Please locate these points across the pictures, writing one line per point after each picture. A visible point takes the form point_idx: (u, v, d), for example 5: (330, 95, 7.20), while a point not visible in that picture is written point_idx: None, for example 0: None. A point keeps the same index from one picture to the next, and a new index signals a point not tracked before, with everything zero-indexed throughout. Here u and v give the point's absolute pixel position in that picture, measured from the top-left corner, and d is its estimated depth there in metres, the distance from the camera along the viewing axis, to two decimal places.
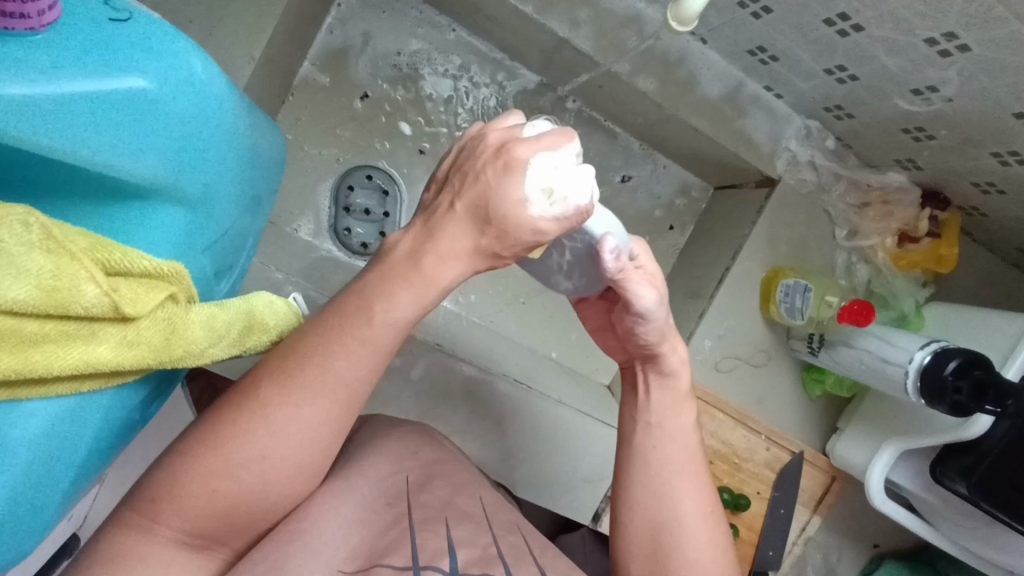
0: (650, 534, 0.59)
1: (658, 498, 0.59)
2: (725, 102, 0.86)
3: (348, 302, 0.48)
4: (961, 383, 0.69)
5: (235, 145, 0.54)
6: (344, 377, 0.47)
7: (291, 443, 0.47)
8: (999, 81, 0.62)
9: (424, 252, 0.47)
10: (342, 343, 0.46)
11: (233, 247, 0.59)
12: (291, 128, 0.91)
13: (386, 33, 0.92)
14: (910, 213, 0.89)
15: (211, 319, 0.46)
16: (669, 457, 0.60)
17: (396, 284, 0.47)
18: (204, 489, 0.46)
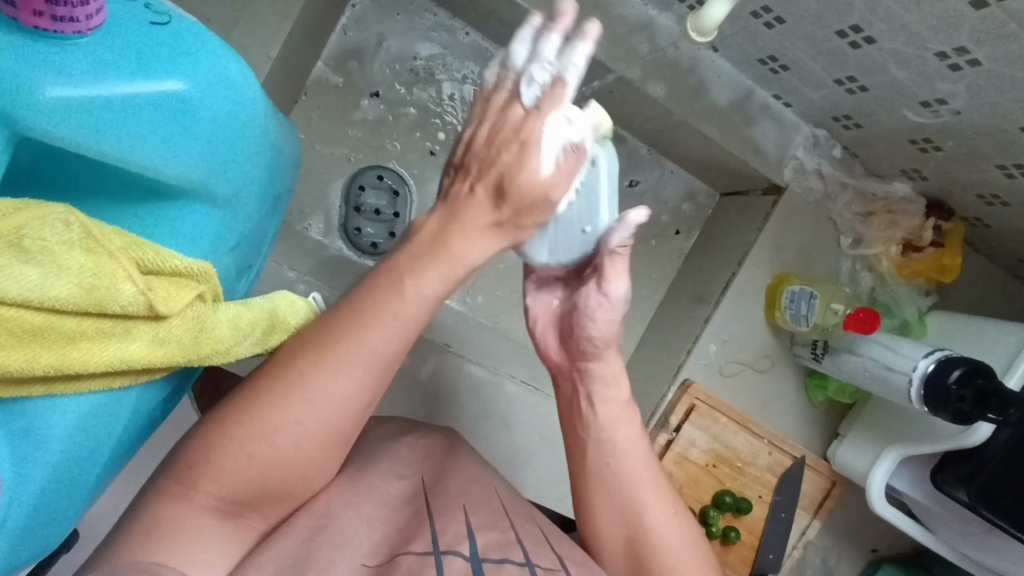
0: (623, 546, 0.62)
1: (624, 511, 0.61)
2: (734, 109, 0.87)
3: (381, 279, 0.52)
4: (965, 392, 0.70)
5: (266, 147, 0.55)
6: (374, 347, 0.50)
7: (326, 409, 0.49)
8: (1008, 95, 0.63)
9: (449, 234, 0.53)
10: (376, 317, 0.50)
11: (254, 247, 0.60)
12: (303, 127, 0.92)
13: (400, 35, 0.93)
14: (916, 223, 0.91)
15: (237, 317, 0.49)
16: (628, 469, 0.62)
17: (426, 262, 0.52)
18: (240, 458, 0.48)
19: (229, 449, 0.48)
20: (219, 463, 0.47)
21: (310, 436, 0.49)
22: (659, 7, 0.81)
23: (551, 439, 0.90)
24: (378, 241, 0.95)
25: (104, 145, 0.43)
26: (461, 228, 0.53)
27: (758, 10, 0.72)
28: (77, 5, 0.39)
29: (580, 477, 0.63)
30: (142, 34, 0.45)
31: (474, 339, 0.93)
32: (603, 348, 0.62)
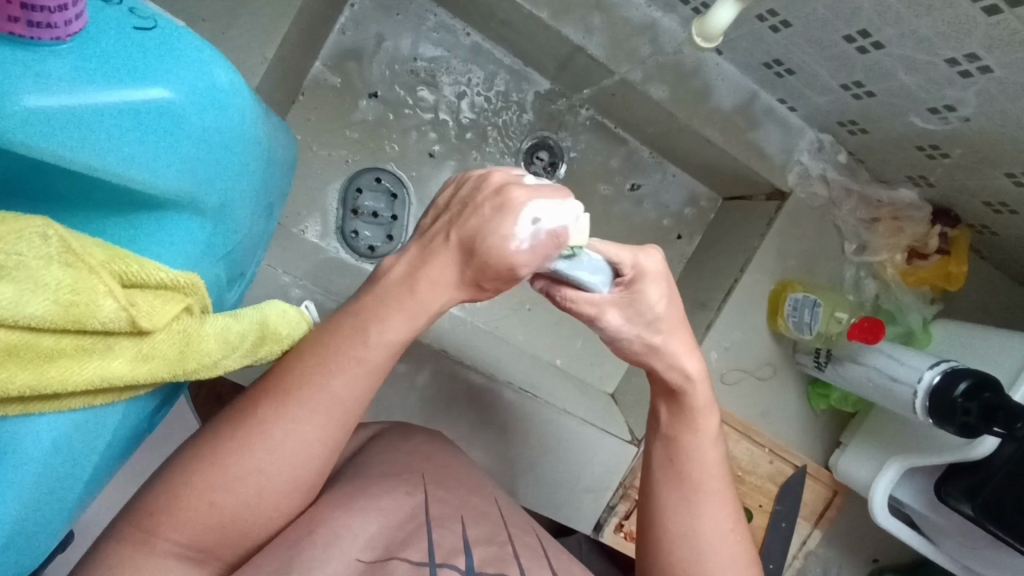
0: (670, 547, 0.59)
1: (685, 518, 0.59)
2: (739, 113, 0.86)
3: (345, 321, 0.50)
4: (972, 406, 0.69)
5: (258, 153, 0.53)
6: (338, 391, 0.48)
7: (289, 457, 0.48)
8: (1019, 103, 0.61)
9: (417, 278, 0.50)
10: (342, 356, 0.49)
11: (249, 254, 0.59)
12: (300, 128, 0.90)
13: (399, 35, 0.92)
14: (921, 230, 0.89)
15: (224, 330, 0.47)
16: (700, 473, 0.60)
17: (389, 307, 0.50)
18: (202, 506, 0.46)
19: (191, 498, 0.46)
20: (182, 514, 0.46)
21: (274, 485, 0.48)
22: (663, 9, 0.80)
23: (550, 446, 0.90)
24: (375, 244, 0.94)
25: (81, 154, 0.42)
26: (426, 274, 0.50)
27: (764, 13, 0.70)
28: (54, 10, 0.39)
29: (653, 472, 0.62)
30: (127, 39, 0.44)
31: (474, 346, 0.92)
32: (638, 361, 0.58)
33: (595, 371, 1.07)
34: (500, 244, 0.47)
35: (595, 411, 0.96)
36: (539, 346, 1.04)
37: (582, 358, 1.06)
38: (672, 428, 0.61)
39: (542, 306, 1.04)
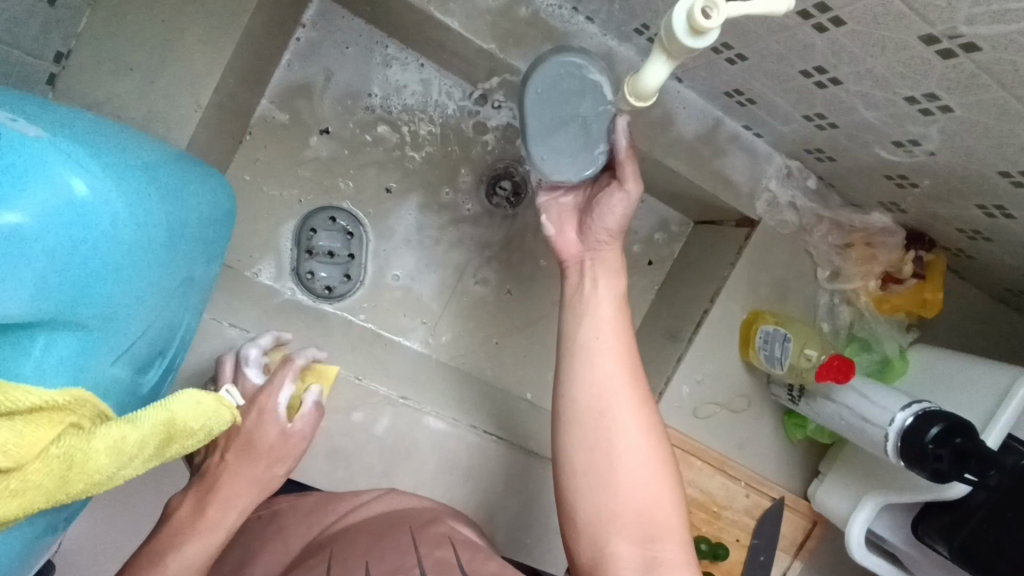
0: (587, 417, 0.64)
1: (595, 389, 0.64)
2: (702, 142, 0.83)
3: (159, 543, 0.63)
4: (943, 452, 0.66)
5: (147, 254, 0.49)
6: (182, 565, 0.61)
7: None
8: (983, 141, 0.58)
9: (207, 502, 0.65)
10: (199, 521, 0.64)
11: (159, 338, 0.55)
12: (250, 168, 0.88)
13: (349, 68, 0.89)
14: (895, 256, 0.86)
15: (121, 443, 0.41)
16: (608, 349, 0.66)
17: (186, 536, 0.63)
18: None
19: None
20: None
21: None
22: (618, 38, 0.77)
23: (518, 490, 0.87)
24: (332, 284, 0.92)
25: None
26: (215, 497, 0.65)
27: (718, 46, 0.67)
28: None
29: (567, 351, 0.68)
30: None
31: (438, 389, 0.89)
32: (613, 236, 0.69)
33: None
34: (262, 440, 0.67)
35: None
36: (509, 381, 1.01)
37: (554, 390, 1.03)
38: (585, 309, 0.69)
39: (510, 340, 1.00)
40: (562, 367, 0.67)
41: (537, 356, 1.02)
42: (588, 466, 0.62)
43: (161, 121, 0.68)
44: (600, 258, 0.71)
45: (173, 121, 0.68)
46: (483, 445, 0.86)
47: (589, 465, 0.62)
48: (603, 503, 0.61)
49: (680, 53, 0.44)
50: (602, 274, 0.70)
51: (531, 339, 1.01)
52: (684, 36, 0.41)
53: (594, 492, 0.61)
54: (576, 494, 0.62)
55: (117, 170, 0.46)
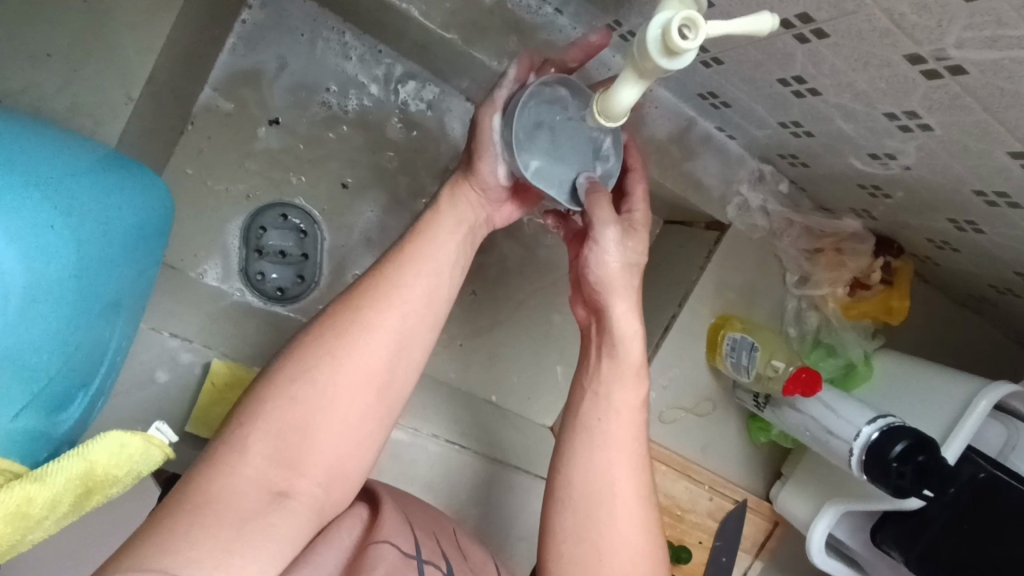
0: (583, 502, 0.60)
1: (599, 472, 0.60)
2: (673, 144, 0.80)
3: (216, 461, 0.51)
4: (907, 470, 0.66)
5: (58, 286, 0.47)
6: (344, 397, 0.54)
7: (315, 466, 0.53)
8: (962, 160, 0.56)
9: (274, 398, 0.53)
10: (340, 347, 0.55)
11: (76, 369, 0.51)
12: (192, 161, 0.81)
13: (301, 54, 0.83)
14: (864, 262, 0.85)
15: (26, 506, 0.38)
16: (620, 439, 0.61)
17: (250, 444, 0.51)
18: (262, 528, 0.49)
19: (238, 513, 0.48)
20: (241, 546, 0.47)
21: (309, 494, 0.53)
22: (589, 33, 0.72)
23: (479, 500, 0.83)
24: (285, 286, 0.86)
25: None
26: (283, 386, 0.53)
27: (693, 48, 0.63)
28: None
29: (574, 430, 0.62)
30: None
31: None
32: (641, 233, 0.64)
33: (532, 404, 1.01)
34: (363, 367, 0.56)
35: (529, 455, 0.90)
36: (473, 382, 0.98)
37: (519, 392, 1.00)
38: (591, 381, 0.63)
39: (476, 341, 0.99)
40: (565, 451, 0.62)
41: (502, 356, 1.00)
42: (581, 560, 0.59)
43: (87, 113, 0.62)
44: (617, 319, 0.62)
45: (100, 114, 0.62)
46: (446, 454, 0.83)
47: (584, 559, 0.59)
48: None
49: (653, 73, 0.40)
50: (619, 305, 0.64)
51: (496, 341, 1.00)
52: (656, 56, 0.37)
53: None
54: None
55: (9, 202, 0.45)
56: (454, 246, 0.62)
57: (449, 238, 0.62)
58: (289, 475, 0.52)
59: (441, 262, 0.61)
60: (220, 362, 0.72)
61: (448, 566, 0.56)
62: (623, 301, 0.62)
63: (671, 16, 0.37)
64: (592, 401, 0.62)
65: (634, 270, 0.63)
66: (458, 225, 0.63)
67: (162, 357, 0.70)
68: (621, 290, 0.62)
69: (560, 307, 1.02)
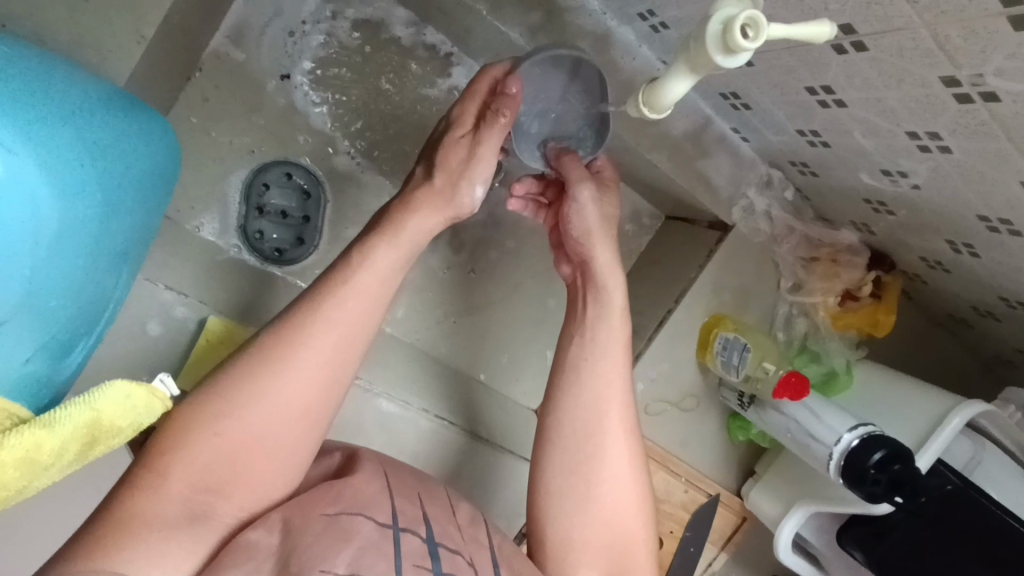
0: (571, 418, 0.66)
1: (593, 393, 0.66)
2: (688, 141, 0.81)
3: (137, 473, 0.50)
4: (882, 477, 0.69)
5: (79, 233, 0.48)
6: (268, 430, 0.53)
7: (236, 492, 0.52)
8: (972, 186, 0.58)
9: (196, 419, 0.52)
10: (261, 378, 0.53)
11: (89, 313, 0.53)
12: (196, 110, 0.81)
13: (323, 13, 0.84)
14: (858, 275, 0.86)
15: (37, 450, 0.43)
16: (609, 379, 0.67)
17: (168, 461, 0.50)
18: (182, 545, 0.49)
19: (157, 533, 0.48)
20: (163, 563, 0.48)
21: (231, 514, 0.52)
22: (620, 20, 0.71)
23: (467, 475, 0.85)
24: (284, 247, 0.85)
25: None
26: (209, 404, 0.52)
27: (728, 93, 0.72)
28: None
29: (563, 376, 0.68)
30: None
31: (390, 366, 0.85)
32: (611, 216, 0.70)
33: (519, 386, 1.02)
34: (322, 367, 0.54)
35: (517, 436, 0.91)
36: (462, 359, 0.99)
37: (508, 373, 1.01)
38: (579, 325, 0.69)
39: (470, 320, 0.99)
40: (561, 392, 0.68)
41: (494, 336, 1.00)
42: (567, 489, 0.65)
43: (95, 48, 0.60)
44: (601, 260, 0.68)
45: (109, 51, 0.60)
46: (434, 430, 0.83)
47: (568, 486, 0.66)
48: (573, 530, 0.65)
49: (706, 67, 0.40)
50: (603, 246, 0.69)
51: (490, 320, 1.00)
52: (716, 50, 0.38)
53: (569, 512, 0.65)
54: (560, 496, 0.66)
55: (38, 137, 0.44)
56: (394, 277, 0.58)
57: (396, 265, 0.59)
58: (211, 498, 0.51)
59: (382, 294, 0.58)
60: (216, 320, 0.72)
61: (428, 532, 0.56)
62: (601, 251, 0.68)
63: (734, 12, 0.37)
64: (583, 341, 0.68)
65: (598, 220, 0.69)
66: (408, 249, 0.59)
67: (155, 308, 0.70)
68: (595, 242, 0.69)
69: (555, 293, 1.02)
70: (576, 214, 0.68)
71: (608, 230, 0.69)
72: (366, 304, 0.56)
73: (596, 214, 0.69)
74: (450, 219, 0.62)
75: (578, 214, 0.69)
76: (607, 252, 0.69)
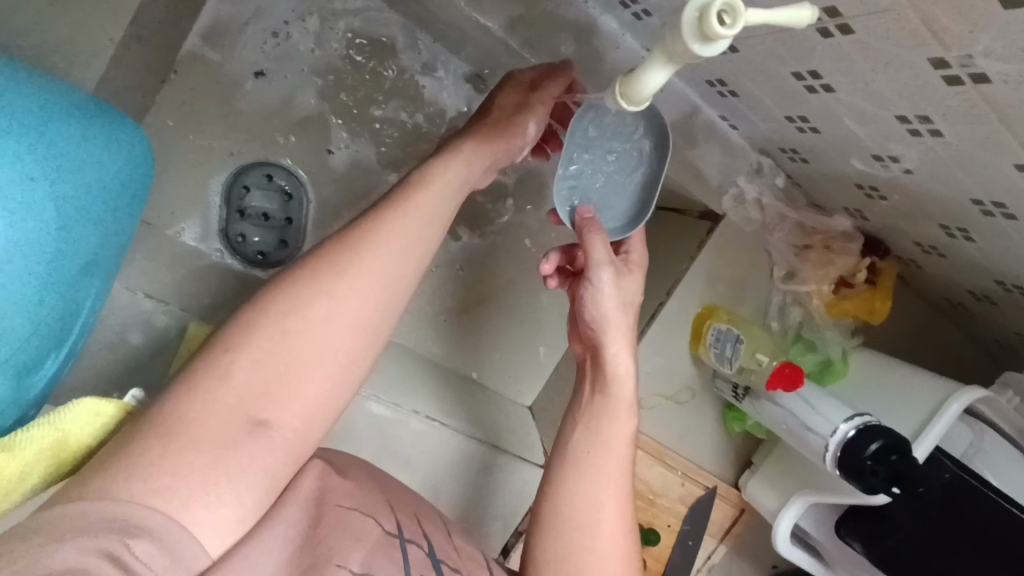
0: (570, 482, 0.64)
1: (595, 460, 0.65)
2: (676, 130, 0.79)
3: (190, 376, 0.48)
4: (879, 469, 0.68)
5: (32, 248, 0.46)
6: (330, 338, 0.52)
7: (296, 402, 0.50)
8: (965, 169, 0.56)
9: (257, 322, 0.51)
10: (325, 281, 0.53)
11: (60, 327, 0.52)
12: (172, 112, 0.79)
13: (299, 9, 0.82)
14: (852, 261, 0.85)
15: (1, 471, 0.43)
16: (610, 448, 0.65)
17: (227, 366, 0.49)
18: (242, 453, 0.47)
19: (215, 441, 0.46)
20: (215, 486, 0.45)
21: (288, 427, 0.50)
22: (601, 8, 0.69)
23: (460, 477, 0.82)
24: (267, 250, 0.83)
25: None
26: (270, 311, 0.51)
27: (714, 81, 0.71)
28: None
29: (566, 440, 0.66)
30: None
31: (380, 368, 0.84)
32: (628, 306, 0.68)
33: (513, 383, 1.01)
34: (385, 276, 0.55)
35: (511, 435, 0.89)
36: (454, 358, 0.97)
37: (501, 371, 1.00)
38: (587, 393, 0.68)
39: (461, 318, 0.98)
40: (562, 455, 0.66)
41: (486, 333, 0.99)
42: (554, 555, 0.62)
43: None
44: (613, 354, 0.67)
45: None
46: (424, 433, 0.80)
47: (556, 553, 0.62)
48: None
49: (683, 57, 0.39)
50: (617, 335, 0.67)
51: (481, 317, 0.99)
52: (691, 39, 0.36)
53: None
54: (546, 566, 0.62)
55: None
56: (444, 210, 0.60)
57: (449, 188, 0.61)
58: (269, 407, 0.49)
59: (437, 211, 0.59)
60: (197, 327, 0.70)
61: (430, 545, 0.55)
62: (617, 342, 0.67)
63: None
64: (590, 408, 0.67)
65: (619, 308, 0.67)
66: (461, 168, 0.62)
67: None
68: (611, 336, 0.67)
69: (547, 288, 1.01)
70: (593, 299, 0.66)
71: (625, 324, 0.68)
72: (426, 215, 0.58)
73: (613, 304, 0.67)
74: (505, 152, 0.67)
75: (598, 302, 0.66)
76: (621, 344, 0.67)
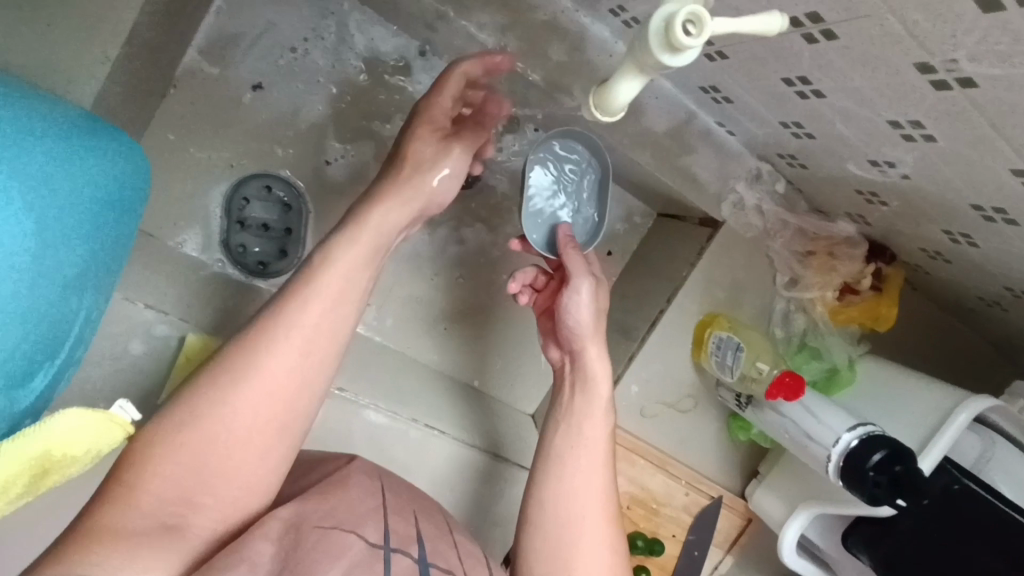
0: (553, 468, 0.68)
1: (576, 448, 0.68)
2: (671, 137, 0.78)
3: (132, 456, 0.52)
4: (882, 479, 0.66)
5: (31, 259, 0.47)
6: (254, 416, 0.54)
7: (223, 484, 0.53)
8: (961, 174, 0.55)
9: (185, 406, 0.54)
10: (246, 365, 0.55)
11: (51, 340, 0.53)
12: (173, 127, 0.81)
13: (296, 24, 0.83)
14: (855, 267, 0.83)
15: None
16: (590, 438, 0.69)
17: (158, 452, 0.52)
18: (170, 536, 0.49)
19: (147, 529, 0.49)
20: (145, 559, 0.47)
21: (212, 512, 0.52)
22: (591, 16, 0.69)
23: (459, 485, 0.82)
24: (267, 260, 0.85)
25: None
26: (200, 395, 0.54)
27: (707, 87, 0.70)
28: None
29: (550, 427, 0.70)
30: None
31: (377, 377, 0.84)
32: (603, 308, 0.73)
33: (515, 390, 1.00)
34: (306, 350, 0.57)
35: (509, 440, 0.89)
36: (455, 365, 0.98)
37: (503, 378, 1.00)
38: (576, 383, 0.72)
39: (461, 326, 0.98)
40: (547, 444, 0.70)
41: (487, 340, 0.99)
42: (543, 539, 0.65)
43: (58, 73, 0.60)
44: (593, 354, 0.71)
45: (74, 74, 0.60)
46: (423, 440, 0.81)
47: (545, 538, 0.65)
48: None
49: (652, 67, 0.39)
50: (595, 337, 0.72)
51: (482, 325, 0.99)
52: (658, 49, 0.36)
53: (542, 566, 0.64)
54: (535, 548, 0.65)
55: None
56: (363, 270, 0.62)
57: (359, 261, 0.62)
58: (191, 502, 0.51)
59: (348, 286, 0.61)
60: (195, 337, 0.72)
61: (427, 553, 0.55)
62: (594, 345, 0.71)
63: (674, 9, 0.36)
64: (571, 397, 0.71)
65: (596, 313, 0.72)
66: (379, 235, 0.64)
67: (138, 328, 0.70)
68: (587, 340, 0.71)
69: None
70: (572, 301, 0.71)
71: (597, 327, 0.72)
72: (334, 292, 0.60)
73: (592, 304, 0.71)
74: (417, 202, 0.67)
75: (575, 304, 0.71)
76: (599, 351, 0.72)
